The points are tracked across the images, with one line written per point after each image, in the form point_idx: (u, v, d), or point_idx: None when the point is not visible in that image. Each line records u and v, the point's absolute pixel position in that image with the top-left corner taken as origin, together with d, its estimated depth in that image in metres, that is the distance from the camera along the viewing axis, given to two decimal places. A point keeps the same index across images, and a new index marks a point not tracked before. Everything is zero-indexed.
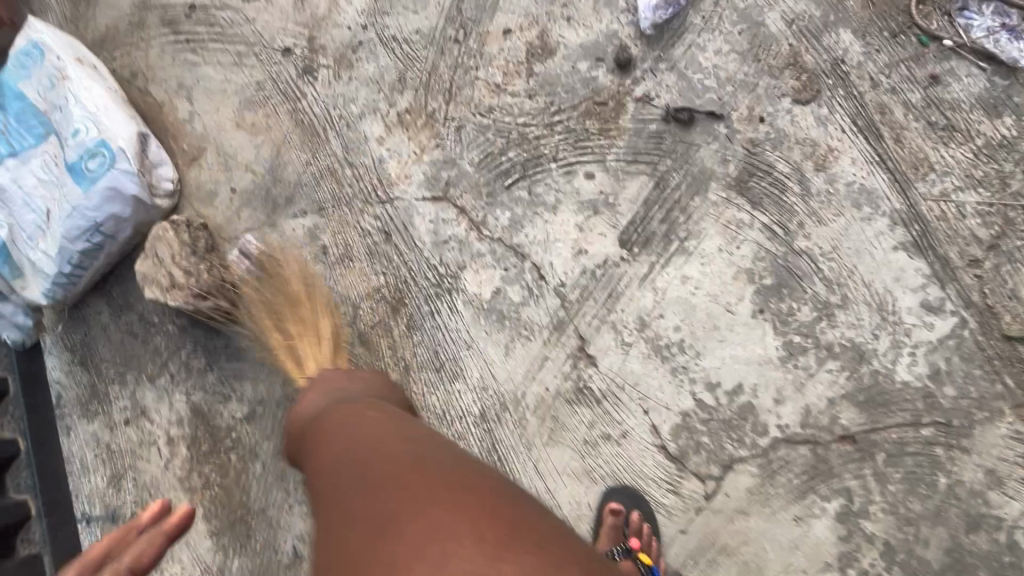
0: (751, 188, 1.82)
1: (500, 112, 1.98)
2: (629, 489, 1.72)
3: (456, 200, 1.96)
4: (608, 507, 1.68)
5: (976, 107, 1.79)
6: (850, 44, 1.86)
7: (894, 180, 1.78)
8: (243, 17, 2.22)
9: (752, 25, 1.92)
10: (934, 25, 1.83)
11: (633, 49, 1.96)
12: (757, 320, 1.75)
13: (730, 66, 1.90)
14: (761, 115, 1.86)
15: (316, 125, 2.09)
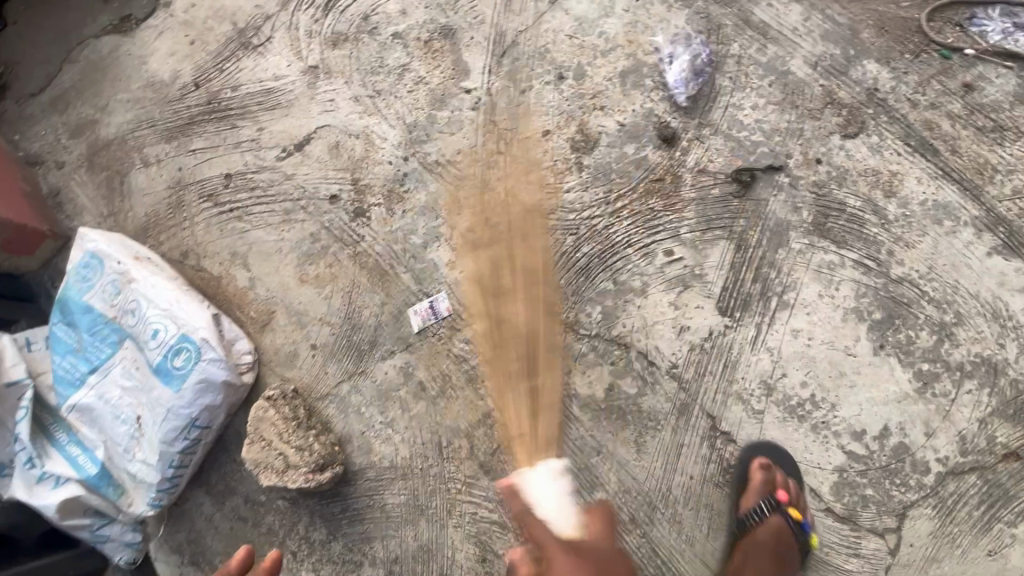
0: (830, 229, 1.85)
1: (563, 211, 2.01)
2: (770, 445, 1.72)
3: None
4: (755, 462, 1.68)
5: (1016, 104, 1.86)
6: (878, 72, 1.95)
7: (964, 189, 1.82)
8: (282, 174, 2.25)
9: (780, 75, 2.00)
10: (950, 37, 1.93)
11: (673, 122, 2.02)
12: (881, 357, 1.73)
13: (771, 117, 1.97)
14: (817, 157, 1.91)
15: (382, 263, 2.09)
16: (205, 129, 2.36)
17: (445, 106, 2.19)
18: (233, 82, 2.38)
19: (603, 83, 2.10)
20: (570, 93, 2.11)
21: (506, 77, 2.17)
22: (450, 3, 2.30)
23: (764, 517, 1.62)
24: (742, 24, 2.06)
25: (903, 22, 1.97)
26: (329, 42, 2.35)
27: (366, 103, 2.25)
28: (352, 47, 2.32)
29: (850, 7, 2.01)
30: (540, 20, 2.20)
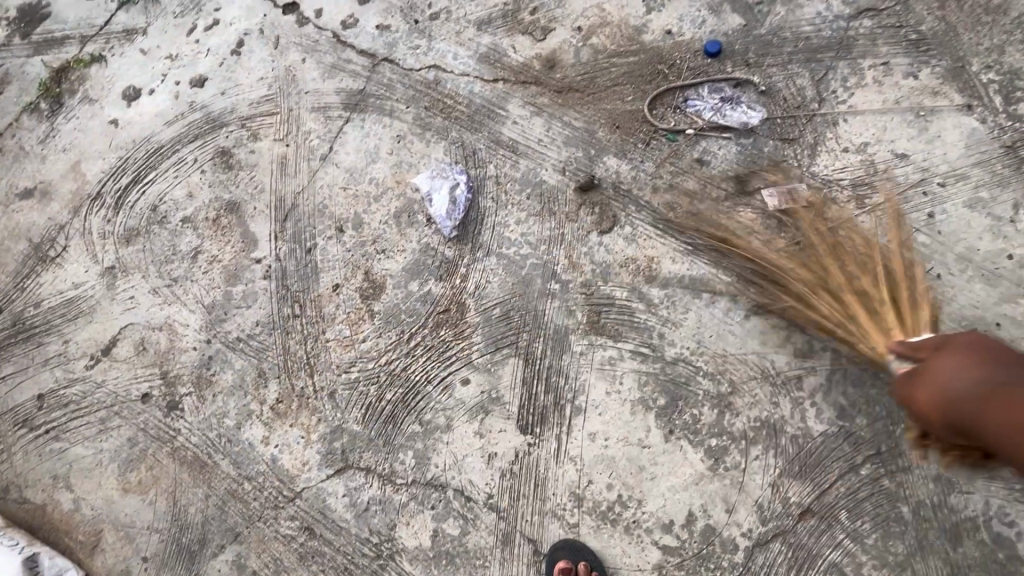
0: (604, 324, 1.93)
1: (362, 361, 2.04)
2: (570, 542, 1.77)
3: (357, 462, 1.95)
4: (557, 568, 1.73)
5: (741, 170, 2.01)
6: (618, 166, 2.08)
7: (713, 259, 1.94)
8: (93, 383, 2.23)
9: (535, 186, 2.12)
10: (672, 121, 2.09)
11: (449, 250, 2.11)
12: (672, 442, 1.79)
13: (534, 228, 2.07)
14: (580, 258, 2.01)
15: (201, 454, 2.07)
16: (12, 353, 2.33)
17: (239, 280, 2.23)
18: (35, 297, 2.38)
19: (380, 227, 2.18)
20: (351, 243, 2.18)
21: (291, 239, 2.24)
22: (231, 178, 2.38)
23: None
24: (494, 144, 2.20)
25: (630, 114, 2.13)
26: (123, 239, 2.38)
27: (164, 293, 2.27)
28: (145, 240, 2.36)
29: (583, 110, 2.17)
30: (315, 178, 2.30)
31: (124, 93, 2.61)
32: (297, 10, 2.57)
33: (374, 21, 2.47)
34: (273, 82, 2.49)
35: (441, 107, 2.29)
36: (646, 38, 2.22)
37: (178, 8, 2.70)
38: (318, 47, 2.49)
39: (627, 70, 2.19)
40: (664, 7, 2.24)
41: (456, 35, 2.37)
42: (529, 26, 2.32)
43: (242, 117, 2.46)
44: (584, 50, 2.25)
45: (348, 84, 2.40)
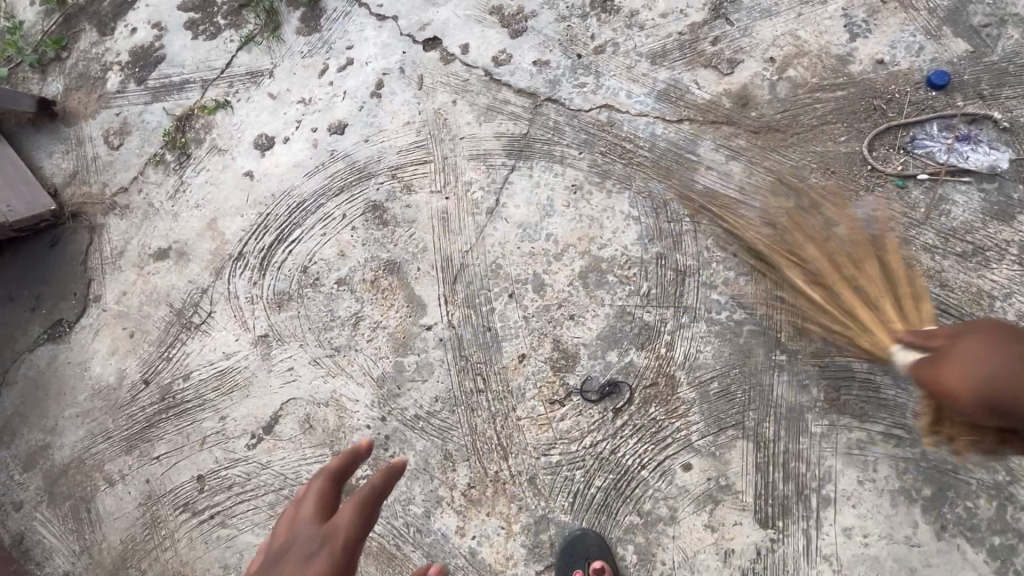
0: (845, 402, 1.72)
1: (563, 443, 1.86)
2: None
3: (581, 546, 1.76)
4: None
5: (989, 221, 1.78)
6: None
7: None
8: (258, 463, 2.08)
9: (741, 241, 1.91)
10: (897, 165, 1.87)
11: (648, 314, 1.91)
12: (946, 540, 1.59)
13: (747, 289, 1.87)
14: (806, 325, 1.80)
15: (387, 544, 1.91)
16: (164, 429, 2.20)
17: (410, 349, 2.06)
18: (183, 369, 2.24)
19: (565, 289, 1.99)
20: (533, 307, 2.00)
21: (464, 303, 2.06)
22: (386, 235, 2.20)
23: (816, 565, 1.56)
24: (687, 194, 1.99)
25: (845, 156, 1.92)
26: (272, 303, 2.22)
27: (326, 363, 2.11)
28: (298, 305, 2.20)
29: (789, 153, 1.96)
30: (483, 235, 2.11)
31: (257, 142, 2.45)
32: (441, 46, 2.38)
33: (531, 56, 2.27)
34: (422, 126, 2.30)
35: (620, 152, 2.08)
36: (853, 70, 1.99)
37: (305, 47, 2.53)
38: (469, 86, 2.30)
39: (835, 106, 1.97)
40: (872, 32, 2.01)
41: (627, 70, 2.17)
42: (712, 59, 2.11)
43: (391, 167, 2.28)
44: (780, 84, 2.03)
45: (509, 128, 2.21)
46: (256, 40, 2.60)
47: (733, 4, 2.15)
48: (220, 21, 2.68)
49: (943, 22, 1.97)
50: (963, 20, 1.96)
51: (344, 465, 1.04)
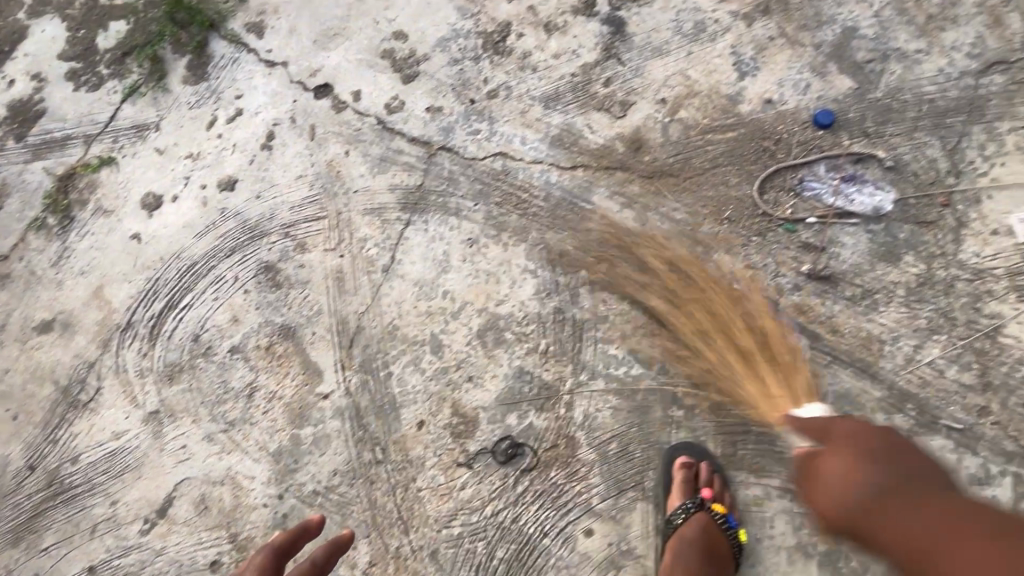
0: (742, 456, 1.70)
1: (464, 514, 1.79)
2: None
3: None
4: (678, 462, 1.67)
5: (876, 262, 1.77)
6: (732, 264, 1.84)
7: (859, 369, 1.71)
8: (151, 550, 1.96)
9: (637, 292, 1.87)
10: (787, 208, 1.85)
11: (547, 373, 1.86)
12: None
13: (643, 342, 1.82)
14: (703, 377, 1.77)
15: None
16: (52, 518, 2.06)
17: (306, 420, 1.97)
18: (71, 451, 2.11)
19: (463, 349, 1.92)
20: (431, 370, 1.92)
21: (361, 369, 1.97)
22: (280, 298, 2.10)
23: (690, 514, 1.60)
24: (583, 244, 1.94)
25: (735, 200, 1.89)
26: (163, 376, 2.10)
27: (221, 439, 2.01)
28: (190, 378, 2.08)
29: (682, 199, 1.92)
30: (379, 295, 2.03)
31: (144, 202, 2.32)
32: (333, 93, 2.28)
33: (424, 103, 2.19)
34: (315, 179, 2.20)
35: (515, 202, 2.02)
36: (742, 109, 1.96)
37: (193, 98, 2.40)
38: (362, 136, 2.21)
39: (726, 147, 1.94)
40: (759, 70, 1.99)
41: (521, 115, 2.10)
42: (604, 101, 2.06)
43: (284, 225, 2.17)
44: (672, 126, 1.99)
45: (403, 179, 2.13)
46: (141, 91, 2.46)
47: (624, 43, 2.11)
48: (103, 71, 2.53)
49: (828, 59, 1.95)
50: (846, 56, 1.95)
51: (289, 545, 1.40)
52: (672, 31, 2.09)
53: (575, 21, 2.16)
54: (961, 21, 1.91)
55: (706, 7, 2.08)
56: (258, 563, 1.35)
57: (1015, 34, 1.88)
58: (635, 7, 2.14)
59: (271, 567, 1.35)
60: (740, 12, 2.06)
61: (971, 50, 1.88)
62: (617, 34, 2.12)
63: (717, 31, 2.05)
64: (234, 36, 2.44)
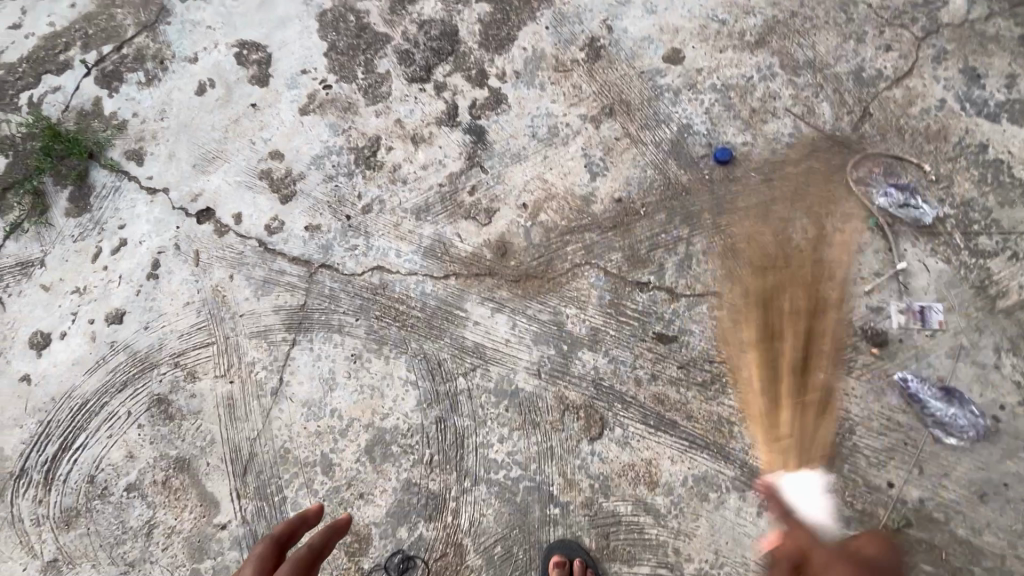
0: (615, 547, 1.82)
1: None
2: None
3: None
4: (552, 561, 1.78)
5: (722, 347, 1.92)
6: (595, 360, 1.96)
7: (714, 453, 1.84)
8: None
9: (511, 395, 1.97)
10: (640, 302, 1.99)
11: (433, 483, 1.94)
12: None
13: (519, 444, 1.92)
14: (575, 474, 1.88)
15: None
16: None
17: (205, 553, 2.00)
18: None
19: (354, 466, 1.99)
20: (324, 491, 1.98)
21: (256, 496, 2.02)
22: (173, 430, 2.13)
23: None
24: (459, 352, 2.04)
25: (594, 298, 2.02)
26: (60, 522, 2.10)
27: None
28: (87, 521, 2.09)
29: (546, 299, 2.04)
30: (269, 418, 2.08)
31: (31, 341, 2.32)
32: (214, 216, 2.34)
33: (302, 221, 2.27)
34: (201, 306, 2.25)
35: (393, 315, 2.11)
36: (596, 208, 2.11)
37: (76, 230, 2.42)
38: (244, 259, 2.27)
39: (582, 246, 2.08)
40: (609, 170, 2.14)
41: (395, 228, 2.20)
42: (471, 209, 2.17)
43: (173, 355, 2.21)
44: (533, 230, 2.12)
45: (287, 299, 2.19)
46: (23, 226, 2.46)
47: (486, 150, 2.23)
48: None
49: (668, 155, 2.12)
50: (684, 152, 2.11)
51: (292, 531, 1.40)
52: (528, 136, 2.22)
53: (440, 131, 2.28)
54: (781, 113, 2.10)
55: (558, 111, 2.23)
56: (255, 556, 1.32)
57: (827, 122, 2.07)
58: (494, 114, 2.27)
59: (271, 560, 1.33)
60: (589, 114, 2.21)
61: (790, 140, 2.07)
62: (479, 142, 2.25)
63: (568, 134, 2.20)
64: (114, 164, 2.47)
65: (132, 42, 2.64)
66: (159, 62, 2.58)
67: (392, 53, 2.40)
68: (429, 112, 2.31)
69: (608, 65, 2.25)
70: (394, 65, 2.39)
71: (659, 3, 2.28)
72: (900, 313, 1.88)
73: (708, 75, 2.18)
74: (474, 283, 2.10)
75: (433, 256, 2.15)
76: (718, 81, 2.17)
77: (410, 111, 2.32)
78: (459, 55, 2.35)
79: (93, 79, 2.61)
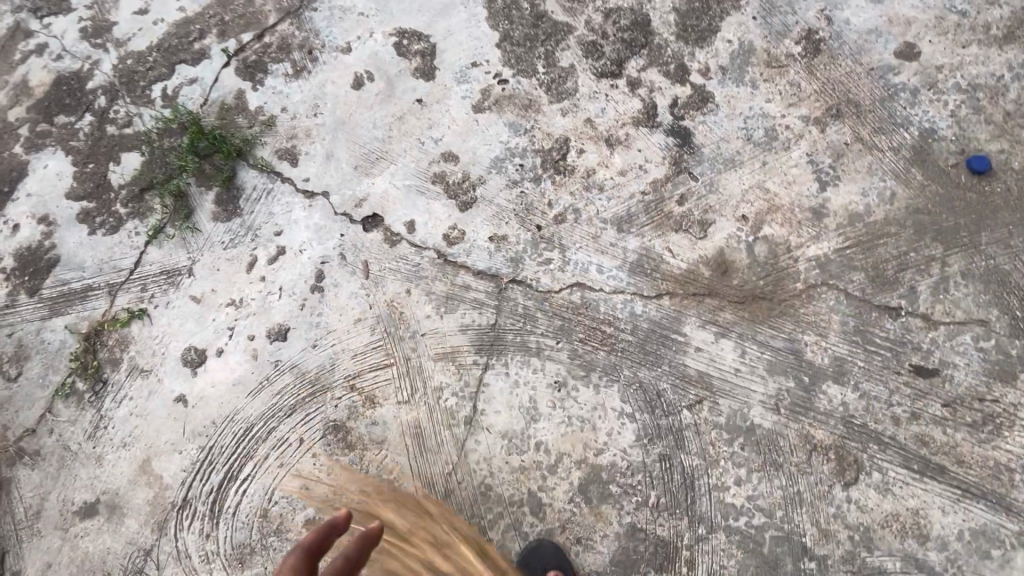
0: None
1: None
2: None
3: None
4: None
5: (993, 383, 1.71)
6: (843, 395, 1.76)
7: (993, 504, 1.64)
8: None
9: (746, 433, 1.77)
10: (890, 330, 1.78)
11: (661, 528, 1.75)
12: None
13: (762, 488, 1.73)
14: (830, 524, 1.68)
15: None
16: None
17: None
18: None
19: (567, 507, 1.80)
20: (534, 533, 1.79)
21: (455, 536, 1.83)
22: (354, 461, 1.94)
23: None
24: (680, 381, 1.83)
25: (834, 324, 1.81)
26: (234, 559, 1.94)
27: None
28: (265, 558, 1.92)
29: (780, 324, 1.83)
30: (464, 451, 1.88)
31: (185, 358, 2.13)
32: (383, 224, 2.13)
33: (486, 231, 2.06)
34: (376, 323, 2.05)
35: (600, 338, 1.91)
36: (829, 222, 1.89)
37: (227, 236, 2.23)
38: (422, 272, 2.06)
39: (817, 264, 1.86)
40: (841, 179, 1.91)
41: (593, 240, 1.99)
42: (681, 221, 1.96)
43: (348, 377, 2.02)
44: (757, 245, 1.90)
45: (474, 318, 1.99)
46: (167, 232, 2.27)
47: (693, 154, 2.01)
48: (120, 209, 2.33)
49: (910, 164, 1.89)
50: (929, 160, 1.89)
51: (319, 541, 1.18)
52: (742, 139, 2.00)
53: (638, 133, 2.06)
54: None
55: (774, 111, 2.00)
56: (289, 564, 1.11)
57: None
58: (700, 114, 2.04)
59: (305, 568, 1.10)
60: (811, 116, 1.98)
61: None
62: (684, 146, 2.02)
63: (790, 138, 1.97)
64: (265, 164, 2.26)
65: (275, 30, 2.43)
66: (308, 52, 2.37)
67: (575, 45, 2.18)
68: (624, 112, 2.09)
69: (830, 60, 2.02)
70: (579, 58, 2.16)
71: None
72: None
73: (950, 73, 1.94)
74: (727, 309, 1.87)
75: (674, 274, 1.92)
76: (963, 79, 1.93)
77: (601, 110, 2.10)
78: (654, 48, 2.13)
79: (234, 70, 2.40)
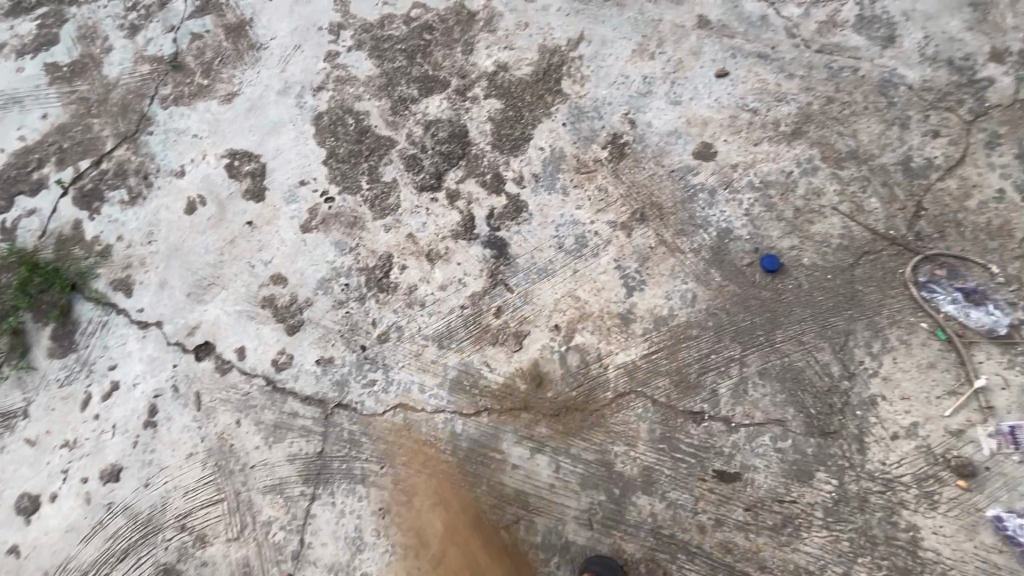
0: None
1: None
2: None
3: None
4: None
5: (791, 483, 1.75)
6: (651, 505, 1.78)
7: None
8: None
9: (561, 551, 1.79)
10: (694, 436, 1.82)
11: None
12: None
13: None
14: None
15: None
16: None
17: None
18: None
19: None
20: None
21: None
22: None
23: None
24: (499, 501, 1.85)
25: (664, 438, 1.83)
26: None
27: None
28: None
29: (591, 436, 1.86)
30: None
31: (18, 506, 2.08)
32: (214, 352, 2.13)
33: (312, 355, 2.07)
34: (207, 457, 2.03)
35: (422, 460, 1.92)
36: (636, 327, 1.93)
37: (62, 374, 2.20)
38: (252, 401, 2.06)
39: (625, 371, 1.90)
40: (646, 283, 1.96)
41: (415, 358, 2.01)
42: (498, 334, 1.99)
43: (180, 516, 1.99)
44: (569, 355, 1.94)
45: (301, 446, 1.99)
46: (2, 372, 2.23)
47: (509, 266, 2.05)
48: None
49: (709, 265, 1.95)
50: (727, 260, 1.95)
51: None
52: (554, 248, 2.04)
53: (457, 246, 2.09)
54: (828, 212, 1.94)
55: (584, 218, 2.06)
56: None
57: (879, 221, 1.92)
58: (515, 224, 2.09)
59: None
60: (618, 221, 2.04)
61: (841, 242, 1.91)
62: (501, 257, 2.06)
63: (598, 244, 2.02)
64: (99, 296, 2.26)
65: (112, 155, 2.44)
66: (143, 178, 2.38)
67: (398, 159, 2.22)
68: (443, 225, 2.12)
69: (634, 164, 2.08)
70: (401, 172, 2.20)
71: (683, 93, 2.13)
72: (990, 438, 1.72)
73: (744, 171, 2.02)
74: (597, 435, 1.86)
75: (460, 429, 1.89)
76: (756, 177, 2.01)
77: (422, 225, 2.14)
78: (471, 158, 2.18)
79: (71, 199, 2.40)
